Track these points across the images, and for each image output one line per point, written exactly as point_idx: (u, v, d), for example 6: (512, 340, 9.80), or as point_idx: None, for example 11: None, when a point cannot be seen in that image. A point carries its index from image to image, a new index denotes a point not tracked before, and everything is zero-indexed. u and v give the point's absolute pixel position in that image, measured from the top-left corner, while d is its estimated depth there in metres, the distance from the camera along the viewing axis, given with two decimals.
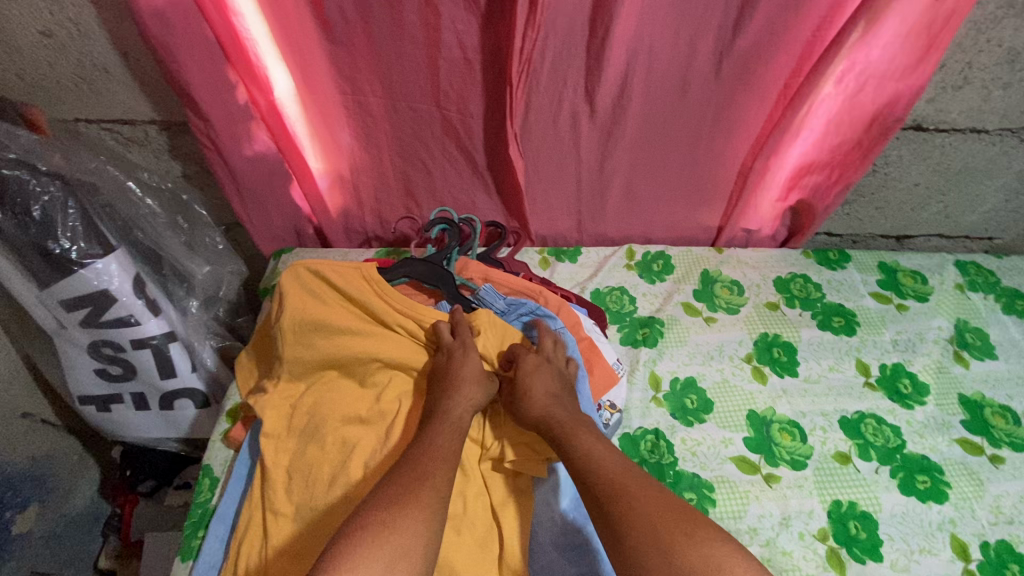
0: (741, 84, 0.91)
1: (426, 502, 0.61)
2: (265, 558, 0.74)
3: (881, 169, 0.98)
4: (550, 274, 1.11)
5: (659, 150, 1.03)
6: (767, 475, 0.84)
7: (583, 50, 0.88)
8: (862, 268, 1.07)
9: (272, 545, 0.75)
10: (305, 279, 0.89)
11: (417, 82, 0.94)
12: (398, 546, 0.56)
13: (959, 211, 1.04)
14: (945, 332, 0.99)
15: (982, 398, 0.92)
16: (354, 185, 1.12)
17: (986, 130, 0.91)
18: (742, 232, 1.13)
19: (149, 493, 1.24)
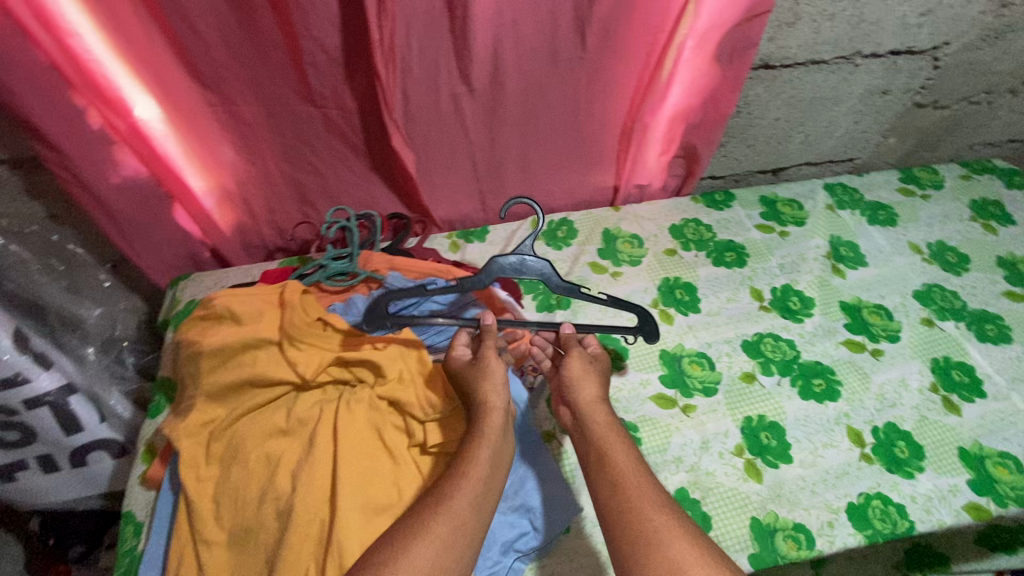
0: (605, 46, 0.95)
1: (457, 514, 0.61)
2: None
3: (743, 110, 1.03)
4: (461, 257, 1.12)
5: (543, 120, 1.06)
6: (683, 407, 0.90)
7: (447, 33, 0.89)
8: (746, 204, 1.16)
9: None
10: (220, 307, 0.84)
11: (286, 84, 0.92)
12: (429, 563, 0.56)
13: (819, 138, 1.13)
14: (823, 250, 1.08)
15: (858, 302, 1.02)
16: (244, 199, 1.07)
17: (824, 60, 0.97)
18: (635, 188, 1.18)
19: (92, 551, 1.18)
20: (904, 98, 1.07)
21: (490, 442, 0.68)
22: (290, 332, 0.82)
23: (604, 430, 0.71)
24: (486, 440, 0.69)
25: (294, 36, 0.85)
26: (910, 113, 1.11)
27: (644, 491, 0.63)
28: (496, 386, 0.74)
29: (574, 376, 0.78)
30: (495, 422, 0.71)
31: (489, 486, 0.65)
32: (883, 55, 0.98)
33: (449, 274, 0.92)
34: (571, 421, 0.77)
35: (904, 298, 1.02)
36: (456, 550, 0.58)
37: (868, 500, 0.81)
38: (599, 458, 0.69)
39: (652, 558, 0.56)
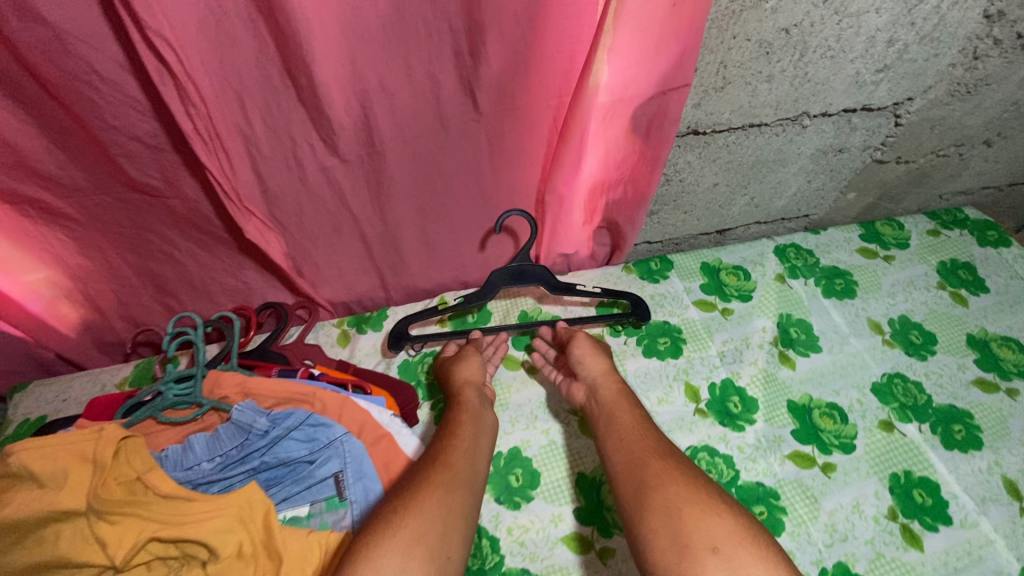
0: (498, 113, 0.79)
1: (454, 468, 0.67)
2: None
3: (674, 178, 0.87)
4: (351, 351, 0.96)
5: (437, 192, 0.89)
6: (600, 551, 0.75)
7: (296, 106, 0.72)
8: (685, 274, 1.01)
9: None
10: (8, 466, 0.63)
11: (102, 171, 0.74)
12: (435, 504, 0.61)
13: (767, 200, 0.98)
14: (769, 333, 0.94)
15: (809, 400, 0.88)
16: (83, 295, 0.89)
17: (764, 123, 0.81)
18: (560, 257, 1.01)
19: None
20: (862, 155, 0.92)
21: (468, 408, 0.78)
22: (101, 507, 0.64)
23: (610, 392, 0.79)
24: (466, 407, 0.78)
25: (91, 124, 0.68)
26: (869, 170, 0.96)
27: (647, 445, 0.69)
28: (474, 371, 0.85)
29: (579, 353, 0.86)
30: (469, 396, 0.80)
31: (479, 455, 0.72)
32: (835, 113, 0.82)
33: (316, 400, 0.76)
34: (584, 394, 0.82)
35: (861, 392, 0.89)
36: (459, 495, 0.64)
37: None
38: (608, 419, 0.75)
39: (652, 498, 0.61)
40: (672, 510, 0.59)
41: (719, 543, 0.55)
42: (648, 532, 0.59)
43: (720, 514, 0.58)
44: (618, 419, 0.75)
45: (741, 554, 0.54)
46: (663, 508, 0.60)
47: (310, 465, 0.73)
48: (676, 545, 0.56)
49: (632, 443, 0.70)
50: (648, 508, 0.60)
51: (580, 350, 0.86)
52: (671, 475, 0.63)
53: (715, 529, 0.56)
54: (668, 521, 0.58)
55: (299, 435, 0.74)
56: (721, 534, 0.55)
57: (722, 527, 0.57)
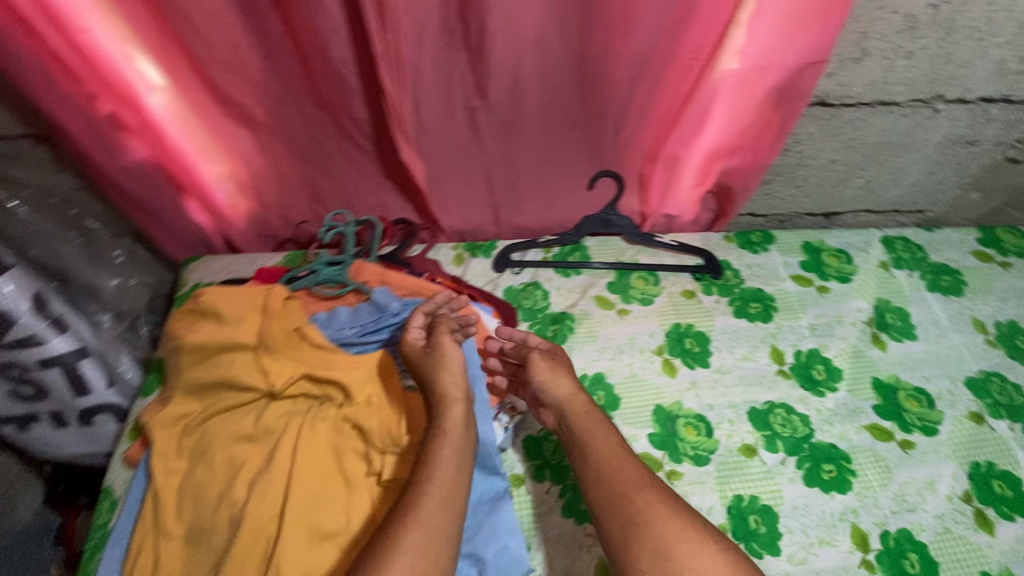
0: (635, 72, 0.87)
1: (430, 508, 0.65)
2: None
3: (792, 148, 0.92)
4: (463, 271, 1.07)
5: (563, 141, 0.98)
6: (669, 472, 0.82)
7: (462, 45, 0.83)
8: (786, 249, 1.04)
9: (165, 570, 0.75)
10: (205, 301, 0.84)
11: (295, 84, 0.90)
12: (421, 552, 0.62)
13: (883, 186, 0.99)
14: (864, 314, 0.96)
15: (896, 381, 0.89)
16: (255, 191, 1.06)
17: (896, 103, 0.85)
18: (662, 218, 1.07)
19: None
20: (995, 151, 0.92)
21: (452, 432, 0.73)
22: (269, 342, 0.81)
23: (582, 418, 0.77)
24: (448, 434, 0.73)
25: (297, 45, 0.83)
26: (999, 169, 0.95)
27: (631, 472, 0.70)
28: (452, 377, 0.78)
29: (545, 375, 0.81)
30: (457, 412, 0.75)
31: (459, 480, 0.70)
32: (973, 101, 0.84)
33: (439, 296, 0.90)
34: (553, 421, 0.80)
35: (953, 384, 0.89)
36: (440, 538, 0.64)
37: None
38: (581, 447, 0.74)
39: (641, 537, 0.64)
40: (664, 550, 0.62)
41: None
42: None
43: (710, 550, 0.62)
44: (593, 444, 0.74)
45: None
46: (653, 544, 0.63)
47: None
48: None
49: (615, 473, 0.70)
50: (641, 544, 0.63)
51: (545, 374, 0.81)
52: (655, 508, 0.66)
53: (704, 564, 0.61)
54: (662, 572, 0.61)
55: (423, 322, 0.87)
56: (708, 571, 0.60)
57: (710, 560, 0.61)
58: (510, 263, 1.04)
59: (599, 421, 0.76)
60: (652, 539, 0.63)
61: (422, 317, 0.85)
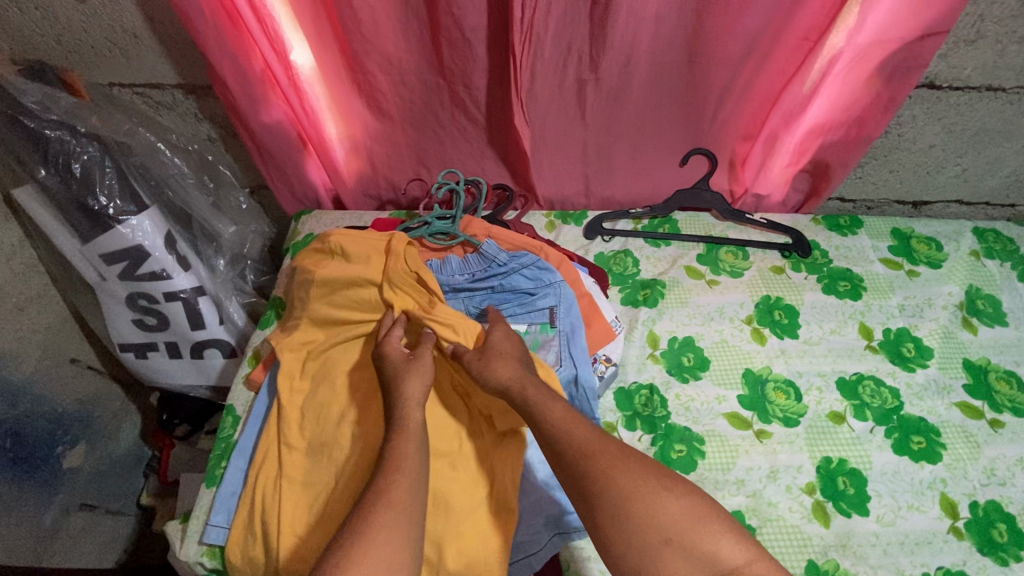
0: (746, 52, 0.91)
1: (399, 503, 0.59)
2: (280, 488, 0.81)
3: (893, 130, 0.96)
4: (555, 236, 1.13)
5: (664, 118, 1.03)
6: (758, 431, 0.86)
7: (586, 19, 0.89)
8: (874, 234, 1.06)
9: (287, 474, 0.82)
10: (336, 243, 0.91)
11: (423, 50, 0.97)
12: (389, 548, 0.55)
13: (978, 175, 1.02)
14: (955, 298, 0.97)
15: (987, 363, 0.91)
16: (368, 151, 1.14)
17: (1003, 88, 0.88)
18: (752, 198, 1.11)
19: (94, 506, 1.27)
20: None
21: (412, 434, 0.66)
22: (394, 282, 0.87)
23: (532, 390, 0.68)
24: (408, 433, 0.66)
25: (435, 12, 0.90)
26: None
27: (578, 433, 0.62)
28: (423, 381, 0.73)
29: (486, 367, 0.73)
30: (417, 416, 0.68)
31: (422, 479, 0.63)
32: None
33: (541, 251, 0.95)
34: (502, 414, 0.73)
35: None
36: (406, 538, 0.57)
37: None
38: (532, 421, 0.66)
39: (600, 501, 0.57)
40: (624, 508, 0.55)
41: (673, 534, 0.53)
42: (604, 539, 0.56)
43: (674, 499, 0.55)
44: (545, 409, 0.65)
45: (704, 540, 0.53)
46: (613, 506, 0.56)
47: (532, 295, 0.91)
48: (635, 549, 0.54)
49: (568, 435, 0.62)
50: (601, 508, 0.56)
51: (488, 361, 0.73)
52: (613, 463, 0.58)
53: (665, 517, 0.54)
54: (625, 530, 0.55)
55: (528, 273, 0.92)
56: (674, 526, 0.53)
57: (674, 508, 0.55)
58: (601, 230, 1.09)
59: (549, 392, 0.67)
60: (612, 495, 0.56)
61: (400, 325, 0.82)
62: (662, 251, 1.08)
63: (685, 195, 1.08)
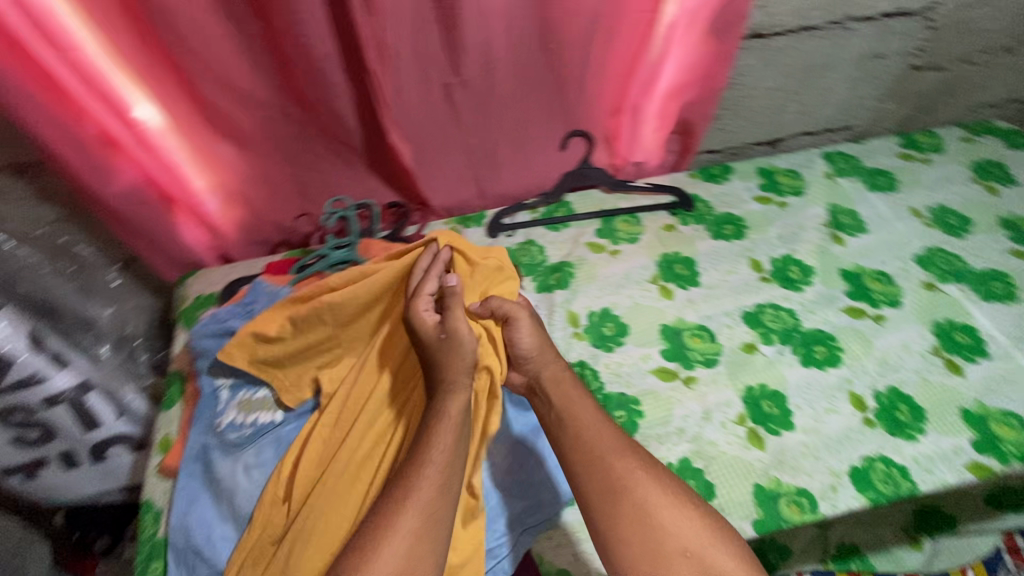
0: (593, 31, 0.95)
1: (421, 502, 0.61)
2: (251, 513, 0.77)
3: (736, 82, 1.04)
4: None
5: (535, 107, 1.06)
6: (685, 379, 0.90)
7: (436, 24, 0.90)
8: (743, 177, 1.16)
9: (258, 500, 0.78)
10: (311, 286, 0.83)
11: (278, 83, 0.93)
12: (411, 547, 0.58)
13: (816, 107, 1.13)
14: (821, 218, 1.09)
15: (859, 268, 1.02)
16: (244, 199, 1.07)
17: (817, 26, 0.99)
18: (632, 166, 1.18)
19: None
20: (901, 61, 1.08)
21: (452, 424, 0.67)
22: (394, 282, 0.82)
23: (560, 394, 0.73)
24: (446, 425, 0.67)
25: (281, 42, 0.87)
26: (906, 77, 1.12)
27: (603, 439, 0.67)
28: (461, 369, 0.72)
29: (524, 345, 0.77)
30: (453, 407, 0.69)
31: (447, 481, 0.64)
32: (877, 18, 0.99)
33: None
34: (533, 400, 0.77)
35: (906, 263, 1.02)
36: (431, 538, 0.59)
37: (870, 463, 0.82)
38: (558, 419, 0.71)
39: (622, 504, 0.63)
40: (645, 514, 0.62)
41: (689, 544, 0.60)
42: (618, 537, 0.62)
43: (691, 511, 0.62)
44: (573, 416, 0.70)
45: (712, 557, 0.60)
46: (637, 511, 0.62)
47: None
48: (647, 555, 0.61)
49: (590, 439, 0.68)
50: (622, 511, 0.62)
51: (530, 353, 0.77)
52: (633, 471, 0.64)
53: (681, 535, 0.61)
54: (641, 537, 0.61)
55: None
56: (689, 537, 0.60)
57: (688, 520, 0.62)
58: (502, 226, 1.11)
59: (583, 397, 0.72)
60: (630, 502, 0.63)
61: (433, 280, 0.79)
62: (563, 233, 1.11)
63: (573, 176, 1.12)
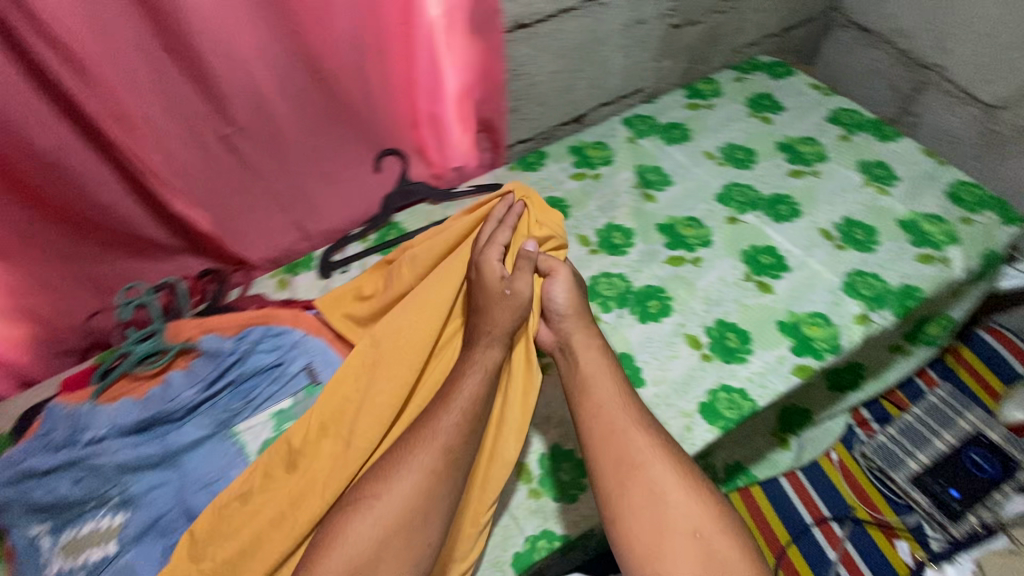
0: (358, 53, 0.93)
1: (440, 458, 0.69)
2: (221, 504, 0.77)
3: (519, 72, 1.07)
4: (291, 292, 1.04)
5: (330, 138, 1.02)
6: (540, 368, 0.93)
7: (182, 77, 0.84)
8: (557, 158, 1.20)
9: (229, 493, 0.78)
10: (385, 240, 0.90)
11: (16, 181, 0.81)
12: (418, 489, 0.67)
13: (602, 79, 1.20)
14: (631, 180, 1.16)
15: (672, 219, 1.10)
16: (25, 313, 0.93)
17: (572, 7, 1.03)
18: (453, 172, 1.18)
19: None
20: (660, 23, 1.17)
21: (478, 373, 0.75)
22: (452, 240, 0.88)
23: (592, 364, 0.80)
24: (475, 372, 0.75)
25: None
26: (670, 35, 1.21)
27: (625, 416, 0.75)
28: (501, 326, 0.79)
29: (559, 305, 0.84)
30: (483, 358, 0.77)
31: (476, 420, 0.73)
32: None
33: (272, 318, 0.88)
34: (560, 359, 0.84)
35: (708, 204, 1.12)
36: (448, 483, 0.68)
37: (714, 395, 0.89)
38: (584, 385, 0.79)
39: (632, 479, 0.71)
40: (657, 493, 0.69)
41: (699, 525, 0.67)
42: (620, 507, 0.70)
43: (703, 499, 0.69)
44: (598, 388, 0.78)
45: (713, 538, 0.66)
46: (649, 489, 0.70)
47: (279, 366, 0.85)
48: (652, 527, 0.68)
49: (618, 420, 0.75)
50: (634, 484, 0.70)
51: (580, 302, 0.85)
52: (650, 453, 0.72)
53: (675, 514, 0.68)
54: (646, 512, 0.69)
55: (265, 346, 0.85)
56: (700, 520, 0.67)
57: (698, 508, 0.68)
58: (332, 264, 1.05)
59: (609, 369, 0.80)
60: (642, 478, 0.70)
61: (494, 252, 0.82)
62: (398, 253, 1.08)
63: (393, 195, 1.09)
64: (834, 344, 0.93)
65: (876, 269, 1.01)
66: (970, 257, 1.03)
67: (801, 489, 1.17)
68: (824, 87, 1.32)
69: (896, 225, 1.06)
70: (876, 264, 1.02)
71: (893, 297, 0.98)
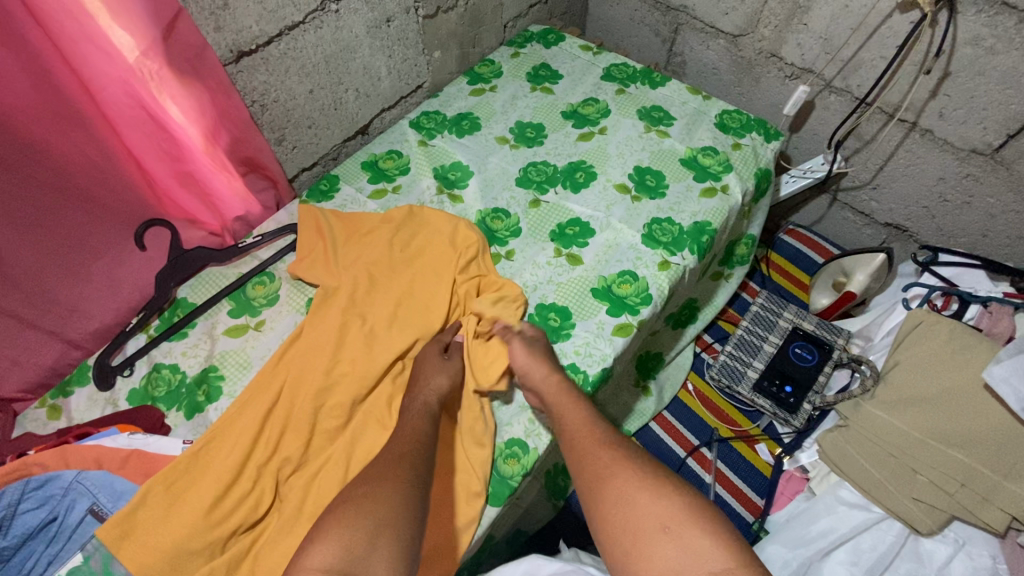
0: (48, 127, 0.76)
1: (411, 461, 0.69)
2: (164, 553, 0.72)
3: (266, 101, 0.97)
4: (68, 419, 0.88)
5: (55, 228, 0.85)
6: None
7: None
8: (351, 179, 1.11)
9: (168, 543, 0.72)
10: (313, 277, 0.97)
11: None
12: (399, 490, 0.65)
13: (369, 86, 1.13)
14: (433, 187, 1.11)
15: (479, 214, 1.07)
16: None
17: (301, 22, 0.94)
18: (236, 223, 1.04)
19: None
20: (410, 17, 1.12)
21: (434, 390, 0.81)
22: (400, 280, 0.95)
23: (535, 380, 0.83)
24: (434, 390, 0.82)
25: None
26: (427, 27, 1.17)
27: (585, 434, 0.75)
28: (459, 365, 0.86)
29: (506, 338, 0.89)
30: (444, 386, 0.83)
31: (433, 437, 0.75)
32: None
33: (34, 466, 0.75)
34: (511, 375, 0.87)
35: (511, 190, 1.10)
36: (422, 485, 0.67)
37: None
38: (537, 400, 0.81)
39: (605, 491, 0.68)
40: (627, 501, 0.66)
41: (668, 521, 0.62)
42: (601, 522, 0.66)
43: (668, 496, 0.65)
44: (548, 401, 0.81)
45: (689, 534, 0.61)
46: (618, 497, 0.66)
47: (58, 520, 0.75)
48: (627, 533, 0.64)
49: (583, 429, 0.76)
50: (605, 498, 0.67)
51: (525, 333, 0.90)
52: (613, 464, 0.70)
53: (638, 514, 0.64)
54: (624, 523, 0.64)
55: (29, 504, 0.75)
56: (668, 515, 0.62)
57: (668, 507, 0.64)
58: (111, 371, 0.89)
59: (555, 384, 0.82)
60: (607, 488, 0.68)
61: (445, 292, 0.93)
62: (192, 332, 0.95)
63: (170, 269, 0.96)
64: (646, 296, 0.97)
65: (669, 214, 1.06)
66: (745, 179, 1.12)
67: (670, 427, 1.26)
68: (594, 46, 1.35)
69: (680, 166, 1.13)
70: (668, 209, 1.07)
71: (687, 238, 1.04)
